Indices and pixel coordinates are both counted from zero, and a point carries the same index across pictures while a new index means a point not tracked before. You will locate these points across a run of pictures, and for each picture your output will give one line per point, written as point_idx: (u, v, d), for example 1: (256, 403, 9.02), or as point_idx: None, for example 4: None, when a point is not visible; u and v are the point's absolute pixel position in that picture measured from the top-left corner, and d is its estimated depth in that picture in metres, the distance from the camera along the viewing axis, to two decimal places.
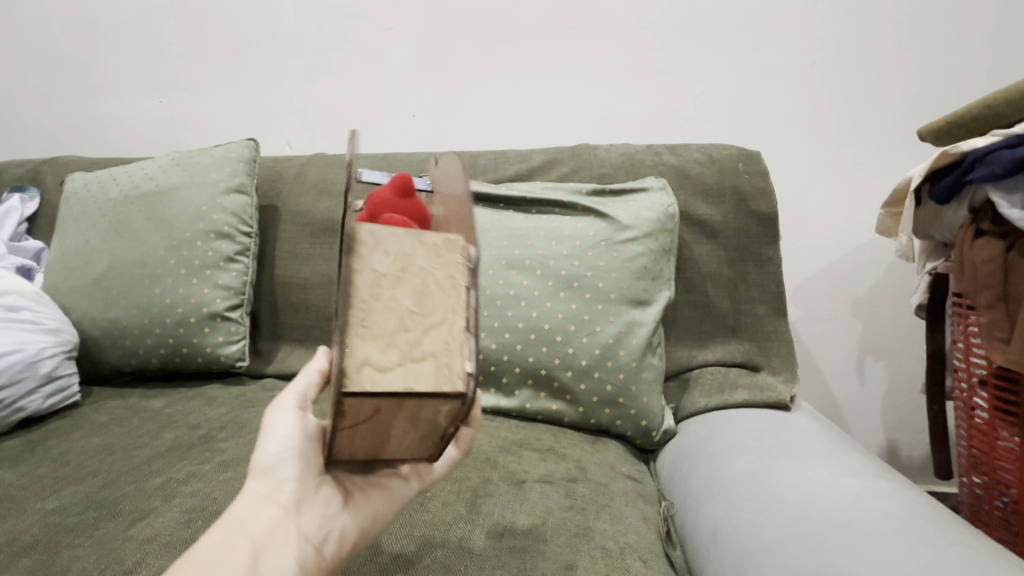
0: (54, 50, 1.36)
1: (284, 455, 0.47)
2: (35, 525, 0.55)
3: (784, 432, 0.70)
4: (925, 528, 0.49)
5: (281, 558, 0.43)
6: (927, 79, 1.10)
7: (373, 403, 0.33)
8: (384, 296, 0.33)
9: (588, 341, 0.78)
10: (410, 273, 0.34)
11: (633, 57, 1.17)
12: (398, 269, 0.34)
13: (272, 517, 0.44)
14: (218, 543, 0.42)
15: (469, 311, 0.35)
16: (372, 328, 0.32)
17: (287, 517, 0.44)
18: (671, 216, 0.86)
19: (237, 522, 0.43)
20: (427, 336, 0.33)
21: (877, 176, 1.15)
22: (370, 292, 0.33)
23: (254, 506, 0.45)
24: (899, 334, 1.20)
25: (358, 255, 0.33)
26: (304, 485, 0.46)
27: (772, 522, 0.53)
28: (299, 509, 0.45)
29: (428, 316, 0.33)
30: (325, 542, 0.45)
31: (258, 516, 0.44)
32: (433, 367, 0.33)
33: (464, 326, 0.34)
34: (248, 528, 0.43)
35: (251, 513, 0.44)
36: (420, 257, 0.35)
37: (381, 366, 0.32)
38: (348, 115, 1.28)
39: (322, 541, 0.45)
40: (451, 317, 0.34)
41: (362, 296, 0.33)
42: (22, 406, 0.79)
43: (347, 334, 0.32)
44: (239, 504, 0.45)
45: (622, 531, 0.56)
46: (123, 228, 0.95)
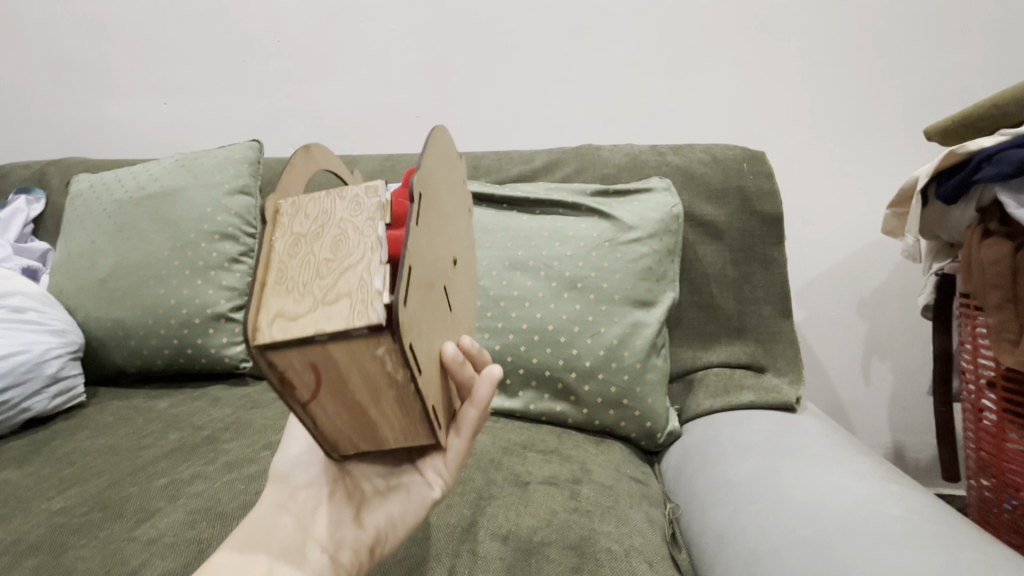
0: (59, 52, 1.37)
1: (298, 461, 0.50)
2: (40, 526, 0.55)
3: (790, 434, 0.70)
4: (934, 532, 0.48)
5: (297, 566, 0.43)
6: (934, 78, 1.10)
7: (309, 357, 0.36)
8: (303, 254, 0.39)
9: (592, 342, 0.78)
10: (328, 229, 0.40)
11: (636, 57, 1.17)
12: (314, 233, 0.40)
13: (286, 525, 0.46)
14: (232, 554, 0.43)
15: (378, 249, 0.37)
16: (290, 282, 0.37)
17: (300, 525, 0.46)
18: (675, 216, 0.86)
19: (252, 533, 0.45)
20: (337, 279, 0.37)
21: (882, 176, 1.14)
22: (291, 254, 0.39)
23: (270, 515, 0.47)
24: (905, 335, 1.19)
25: (281, 229, 0.41)
26: (317, 493, 0.48)
27: (778, 525, 0.53)
28: (311, 516, 0.46)
29: (342, 261, 0.38)
30: (340, 549, 0.45)
31: (273, 526, 0.46)
32: (348, 307, 0.35)
33: (377, 263, 0.37)
34: (263, 538, 0.45)
35: (266, 523, 0.46)
36: (337, 216, 0.41)
37: (292, 315, 0.36)
38: (351, 116, 1.28)
39: (336, 547, 0.45)
40: (365, 258, 0.37)
41: (282, 259, 0.39)
42: (28, 407, 0.79)
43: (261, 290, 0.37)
44: (255, 515, 0.47)
45: (628, 534, 0.56)
46: (128, 229, 0.95)
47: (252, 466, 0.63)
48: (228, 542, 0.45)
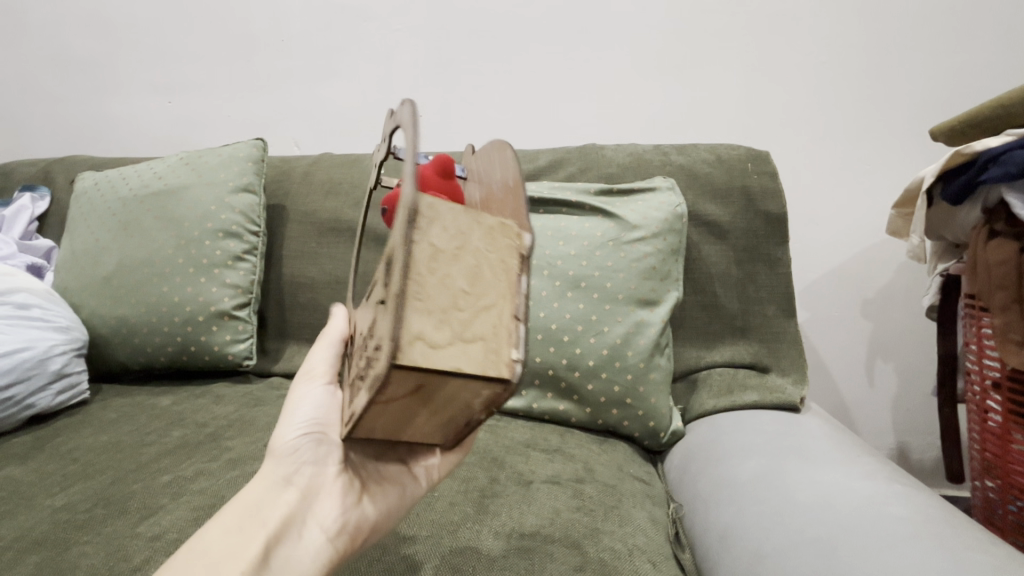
0: (65, 50, 1.37)
1: (305, 435, 0.47)
2: (44, 522, 0.55)
3: (795, 434, 0.70)
4: (940, 533, 0.48)
5: (295, 549, 0.43)
6: (939, 78, 1.09)
7: (422, 381, 0.32)
8: (441, 272, 0.32)
9: (596, 341, 0.78)
10: (466, 251, 0.33)
11: (640, 58, 1.17)
12: (455, 248, 0.33)
13: (287, 502, 0.44)
14: (231, 534, 0.42)
15: (520, 298, 0.34)
16: (428, 303, 0.31)
17: (304, 504, 0.45)
18: (680, 215, 0.86)
19: (250, 506, 0.44)
20: (477, 317, 0.32)
21: (887, 176, 1.14)
22: (427, 267, 0.32)
23: (270, 490, 0.45)
24: (910, 336, 1.18)
25: (419, 229, 0.32)
26: (322, 472, 0.47)
27: (783, 525, 0.53)
28: (313, 497, 0.46)
29: (479, 298, 0.33)
30: (338, 534, 0.45)
31: (273, 499, 0.45)
32: (485, 351, 0.32)
33: (512, 314, 0.33)
34: (261, 512, 0.43)
35: (265, 499, 0.44)
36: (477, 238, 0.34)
37: (434, 343, 0.31)
38: (355, 115, 1.28)
39: (335, 532, 0.45)
40: (503, 303, 0.33)
41: (420, 270, 0.31)
42: (33, 403, 0.79)
43: (402, 308, 0.30)
44: (254, 485, 0.45)
45: (631, 533, 0.55)
46: (132, 227, 0.95)
47: (255, 463, 0.63)
48: (223, 513, 0.43)
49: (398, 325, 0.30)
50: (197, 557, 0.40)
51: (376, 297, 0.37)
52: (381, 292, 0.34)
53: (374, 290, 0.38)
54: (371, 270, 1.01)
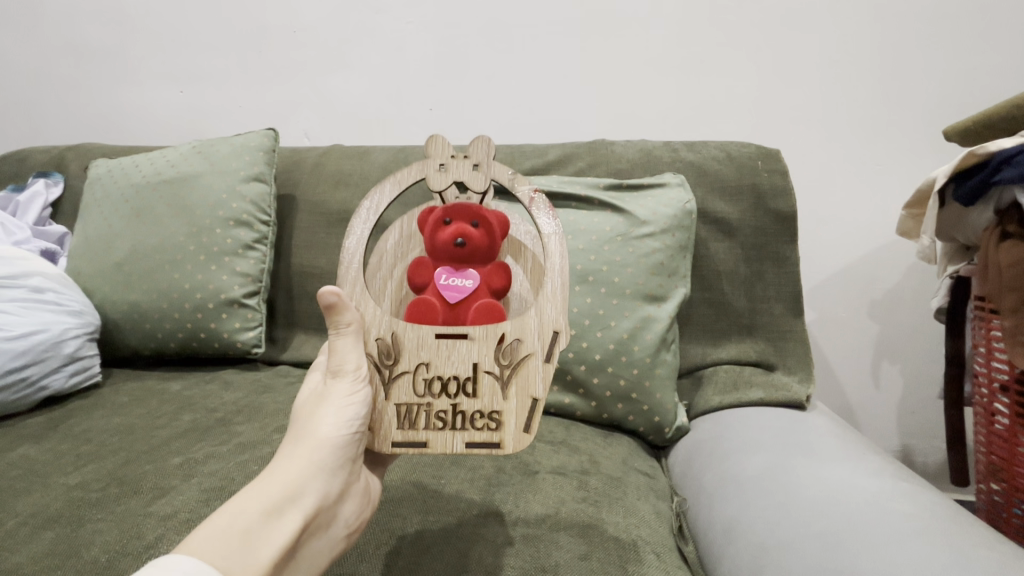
0: (81, 39, 1.39)
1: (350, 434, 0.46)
2: (59, 499, 0.56)
3: (800, 431, 0.70)
4: (948, 530, 0.48)
5: (319, 544, 0.44)
6: (954, 79, 1.08)
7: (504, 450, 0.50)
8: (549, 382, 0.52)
9: (602, 335, 0.78)
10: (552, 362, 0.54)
11: (652, 53, 1.16)
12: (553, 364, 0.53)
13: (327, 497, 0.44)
14: (270, 521, 0.40)
15: None
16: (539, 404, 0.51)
17: (337, 502, 0.45)
18: (688, 212, 0.86)
19: (290, 489, 0.42)
20: None
21: (899, 176, 1.13)
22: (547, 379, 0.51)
23: (313, 479, 0.43)
24: (917, 337, 1.18)
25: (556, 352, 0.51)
26: (354, 473, 0.47)
27: (789, 519, 0.53)
28: (344, 497, 0.46)
29: None
30: (352, 532, 0.47)
31: (312, 486, 0.43)
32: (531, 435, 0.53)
33: None
34: (299, 498, 0.42)
35: (307, 488, 0.42)
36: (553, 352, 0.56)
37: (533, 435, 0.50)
38: (365, 107, 1.29)
39: (352, 531, 0.47)
40: None
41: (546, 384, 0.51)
42: (46, 384, 0.80)
43: (538, 410, 0.49)
44: (294, 467, 0.43)
45: (636, 525, 0.56)
46: (145, 214, 0.96)
47: (265, 448, 0.64)
48: (256, 489, 0.41)
49: (533, 423, 0.49)
50: (235, 536, 0.38)
51: (469, 356, 0.51)
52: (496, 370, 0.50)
53: (466, 346, 0.51)
54: None
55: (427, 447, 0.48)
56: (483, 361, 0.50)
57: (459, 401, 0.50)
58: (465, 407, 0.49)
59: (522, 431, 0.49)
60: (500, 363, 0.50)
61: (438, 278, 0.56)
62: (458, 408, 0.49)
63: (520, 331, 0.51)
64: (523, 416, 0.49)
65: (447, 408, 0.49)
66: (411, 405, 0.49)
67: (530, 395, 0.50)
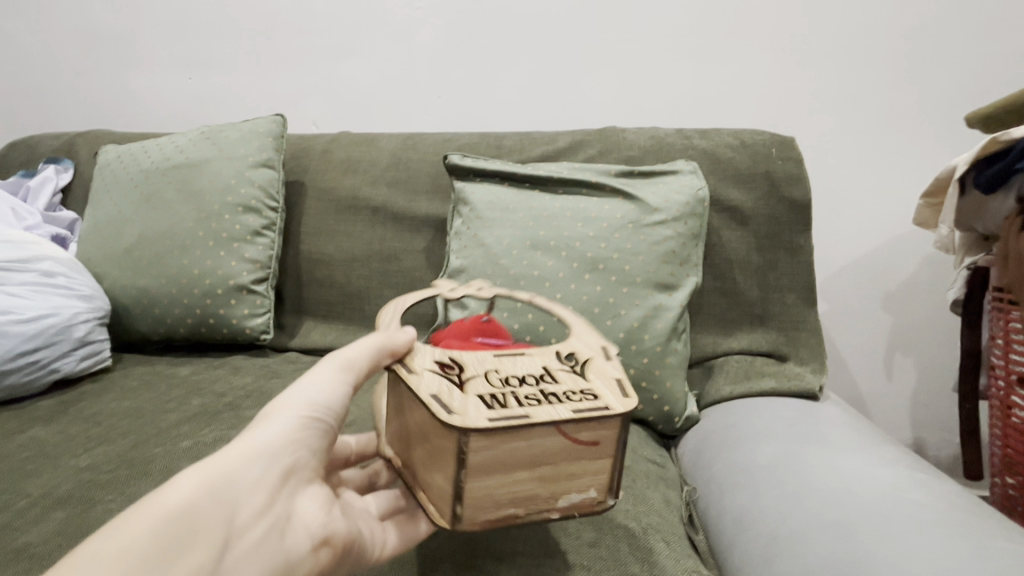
0: (90, 25, 1.39)
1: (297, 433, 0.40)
2: (70, 480, 0.56)
3: (813, 421, 0.69)
4: (967, 522, 0.47)
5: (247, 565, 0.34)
6: (975, 65, 1.05)
7: (608, 433, 0.41)
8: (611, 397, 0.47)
9: (612, 324, 0.77)
10: None
11: (664, 38, 1.14)
12: None
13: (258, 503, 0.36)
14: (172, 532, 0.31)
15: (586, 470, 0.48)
16: None
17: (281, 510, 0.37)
18: (701, 199, 0.84)
19: (214, 484, 0.34)
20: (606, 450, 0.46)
21: (916, 165, 1.11)
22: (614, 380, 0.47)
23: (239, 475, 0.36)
24: (932, 329, 1.16)
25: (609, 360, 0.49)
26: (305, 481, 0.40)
27: (802, 509, 0.52)
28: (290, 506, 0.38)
29: None
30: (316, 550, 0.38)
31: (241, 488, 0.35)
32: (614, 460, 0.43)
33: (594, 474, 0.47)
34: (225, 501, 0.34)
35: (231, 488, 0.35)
36: None
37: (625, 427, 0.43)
38: (373, 94, 1.28)
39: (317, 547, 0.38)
40: None
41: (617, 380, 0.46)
42: (58, 367, 0.81)
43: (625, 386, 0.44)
44: (231, 457, 0.36)
45: (645, 513, 0.56)
46: (154, 199, 0.96)
47: None
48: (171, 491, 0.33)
49: (627, 388, 0.43)
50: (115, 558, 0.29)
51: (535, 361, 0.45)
52: (567, 366, 0.45)
53: (527, 357, 0.46)
54: (387, 248, 1.02)
55: (529, 420, 0.38)
56: (550, 361, 0.46)
57: (541, 386, 0.42)
58: (553, 391, 0.42)
59: (622, 397, 0.42)
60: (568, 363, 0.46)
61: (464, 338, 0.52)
62: (546, 391, 0.41)
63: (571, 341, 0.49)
64: (610, 387, 0.43)
65: (536, 394, 0.41)
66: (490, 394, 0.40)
67: (611, 375, 0.44)
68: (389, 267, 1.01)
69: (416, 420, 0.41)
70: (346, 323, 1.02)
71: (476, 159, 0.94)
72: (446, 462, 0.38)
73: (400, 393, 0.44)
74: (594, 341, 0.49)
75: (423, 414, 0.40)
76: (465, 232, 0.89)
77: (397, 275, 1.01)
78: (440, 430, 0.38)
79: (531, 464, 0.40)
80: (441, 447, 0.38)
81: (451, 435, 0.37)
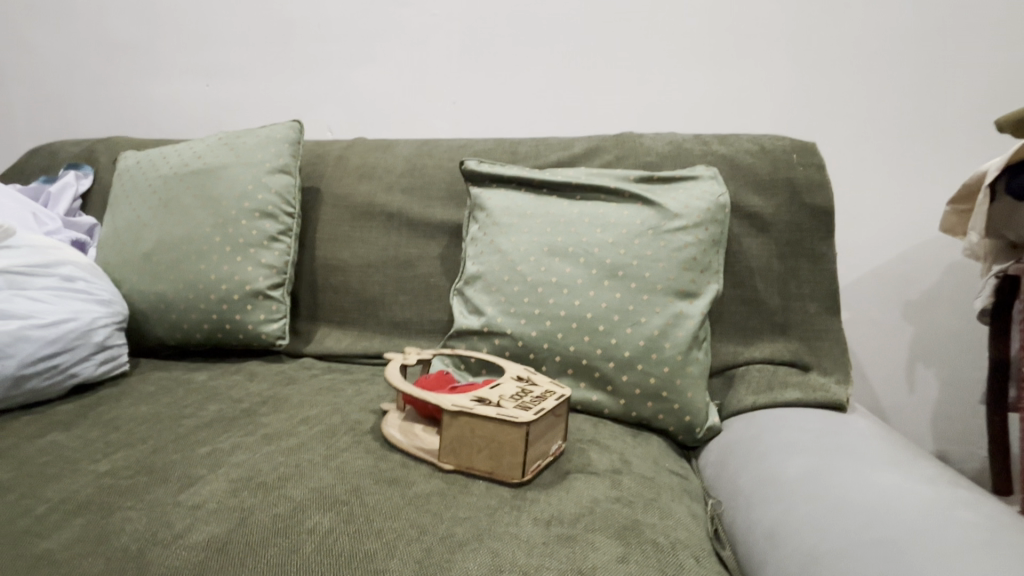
0: (112, 34, 1.41)
1: None
2: (89, 485, 0.56)
3: (842, 434, 0.67)
4: (1016, 541, 0.45)
5: None
6: (1000, 71, 1.04)
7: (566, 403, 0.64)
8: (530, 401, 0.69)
9: (632, 332, 0.76)
10: None
11: (681, 44, 1.14)
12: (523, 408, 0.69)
13: None
14: None
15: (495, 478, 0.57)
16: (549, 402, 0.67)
17: None
18: (722, 205, 0.83)
19: None
20: None
21: (940, 171, 1.08)
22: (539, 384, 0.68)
23: None
24: (957, 339, 1.13)
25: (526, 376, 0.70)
26: None
27: (839, 527, 0.50)
28: None
29: None
30: None
31: None
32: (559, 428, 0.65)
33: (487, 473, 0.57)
34: None
35: None
36: None
37: None
38: (389, 101, 1.28)
39: None
40: None
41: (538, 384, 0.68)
42: (77, 371, 0.81)
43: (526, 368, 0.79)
44: None
45: (672, 527, 0.54)
46: (173, 204, 0.97)
47: (291, 440, 0.64)
48: None
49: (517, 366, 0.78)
50: None
51: (509, 386, 0.64)
52: (520, 377, 0.67)
53: (504, 385, 0.64)
54: (402, 254, 1.01)
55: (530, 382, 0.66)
56: (514, 383, 0.65)
57: (527, 392, 0.62)
58: (536, 395, 0.61)
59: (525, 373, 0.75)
60: (521, 379, 0.67)
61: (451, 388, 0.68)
62: (535, 396, 0.61)
63: (513, 371, 0.69)
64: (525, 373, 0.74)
65: (531, 396, 0.61)
66: (518, 405, 0.58)
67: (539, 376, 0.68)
68: (404, 273, 1.01)
69: (480, 433, 0.56)
70: (361, 330, 1.02)
71: (493, 165, 0.94)
72: (514, 447, 0.55)
73: (458, 429, 0.57)
74: (554, 383, 0.66)
75: (483, 424, 0.56)
76: (482, 238, 0.89)
77: (412, 281, 1.00)
78: (507, 426, 0.55)
79: (538, 441, 0.58)
80: (511, 437, 0.55)
81: (520, 428, 0.54)
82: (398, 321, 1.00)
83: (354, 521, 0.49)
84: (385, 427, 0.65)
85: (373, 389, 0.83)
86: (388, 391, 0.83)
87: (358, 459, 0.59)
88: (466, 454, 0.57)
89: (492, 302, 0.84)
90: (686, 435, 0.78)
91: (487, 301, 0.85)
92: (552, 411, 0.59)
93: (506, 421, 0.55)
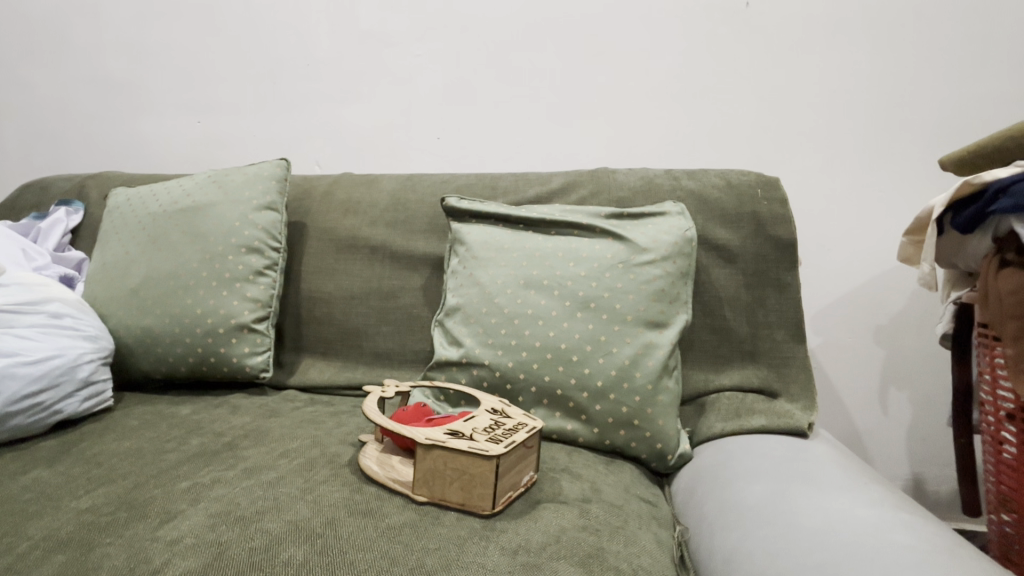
0: (106, 73, 1.46)
1: None
2: (70, 522, 0.57)
3: (803, 461, 0.70)
4: (950, 563, 0.47)
5: None
6: (950, 108, 1.11)
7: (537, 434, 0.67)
8: None
9: (603, 362, 0.79)
10: None
11: (653, 84, 1.20)
12: None
13: None
14: None
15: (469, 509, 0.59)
16: None
17: None
18: (689, 239, 0.87)
19: None
20: None
21: (899, 203, 1.14)
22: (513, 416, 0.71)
23: None
24: (924, 363, 1.17)
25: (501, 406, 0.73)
26: None
27: (788, 550, 0.53)
28: None
29: None
30: None
31: None
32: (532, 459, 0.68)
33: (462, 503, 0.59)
34: None
35: None
36: None
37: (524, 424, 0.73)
38: (375, 136, 1.33)
39: None
40: None
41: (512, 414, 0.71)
42: (61, 408, 0.82)
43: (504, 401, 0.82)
44: None
45: (636, 554, 0.56)
46: (161, 241, 1.00)
47: (269, 473, 0.66)
48: None
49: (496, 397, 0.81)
50: None
51: (484, 418, 0.67)
52: (495, 409, 0.69)
53: (479, 417, 0.67)
54: (385, 285, 1.04)
55: (504, 413, 0.69)
56: (488, 414, 0.68)
57: (501, 423, 0.65)
58: (510, 427, 0.64)
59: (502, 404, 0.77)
60: (495, 410, 0.69)
61: (427, 420, 0.70)
62: (508, 427, 0.64)
63: (488, 401, 0.72)
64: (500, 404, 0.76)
65: (505, 427, 0.64)
66: (489, 438, 0.60)
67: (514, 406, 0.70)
68: (387, 304, 1.03)
69: (452, 466, 0.58)
70: (344, 361, 1.04)
71: (473, 201, 0.97)
72: (484, 479, 0.58)
73: (431, 462, 0.59)
74: (527, 416, 0.68)
75: (456, 458, 0.58)
76: (462, 271, 0.92)
77: (395, 312, 1.03)
78: (478, 459, 0.57)
79: (510, 472, 0.60)
80: (482, 470, 0.57)
81: (490, 461, 0.57)
82: (381, 352, 1.03)
83: (325, 553, 0.51)
84: (364, 459, 0.67)
85: (353, 421, 0.85)
86: (368, 423, 0.84)
87: (334, 492, 0.61)
88: (438, 486, 0.60)
89: (471, 333, 0.87)
90: (659, 461, 0.80)
91: (466, 332, 0.87)
92: (523, 443, 0.61)
93: (477, 454, 0.57)
